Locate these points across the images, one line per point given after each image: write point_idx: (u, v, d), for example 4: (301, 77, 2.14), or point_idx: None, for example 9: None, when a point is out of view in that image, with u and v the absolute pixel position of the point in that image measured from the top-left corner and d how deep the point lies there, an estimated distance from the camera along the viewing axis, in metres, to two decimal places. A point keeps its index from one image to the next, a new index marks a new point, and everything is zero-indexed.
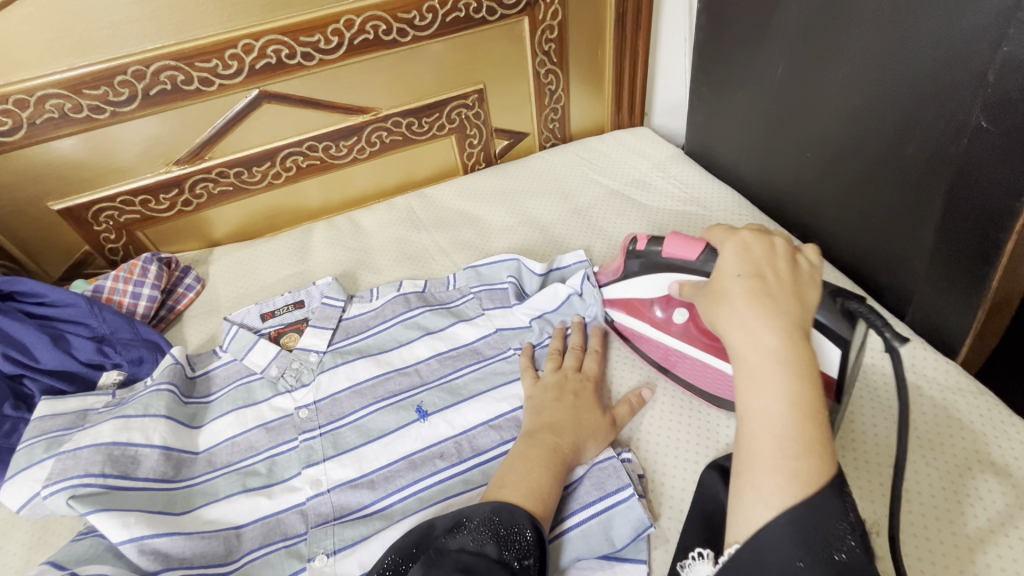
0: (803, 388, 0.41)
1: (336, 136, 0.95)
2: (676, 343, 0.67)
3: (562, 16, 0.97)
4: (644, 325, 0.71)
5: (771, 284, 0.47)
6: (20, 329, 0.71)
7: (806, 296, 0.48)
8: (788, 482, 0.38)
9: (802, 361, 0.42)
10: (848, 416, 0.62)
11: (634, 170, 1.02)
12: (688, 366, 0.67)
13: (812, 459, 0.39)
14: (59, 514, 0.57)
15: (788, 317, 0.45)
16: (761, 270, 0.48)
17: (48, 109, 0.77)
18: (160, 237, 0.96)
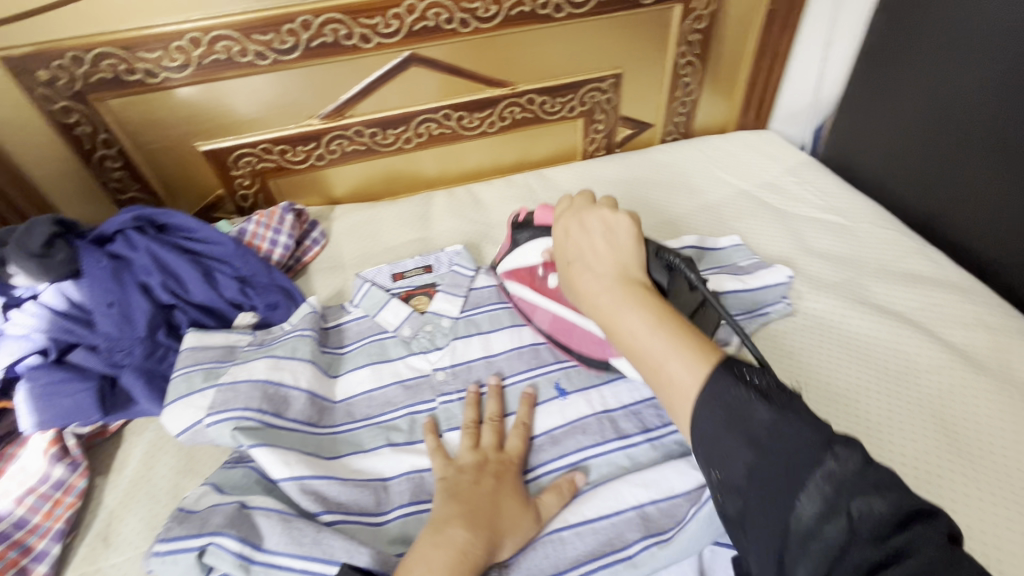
0: (642, 310, 0.44)
1: (472, 107, 0.95)
2: (556, 308, 0.70)
3: (714, 6, 0.96)
4: (531, 295, 0.73)
5: (589, 257, 0.52)
6: (177, 261, 0.72)
7: (630, 244, 0.51)
8: (677, 387, 0.40)
9: (633, 294, 0.46)
10: (937, 371, 0.68)
11: (765, 173, 0.99)
12: (580, 337, 0.68)
13: (674, 360, 0.41)
14: (221, 443, 0.59)
15: (607, 273, 0.49)
16: (587, 247, 0.53)
17: (217, 50, 0.78)
18: (288, 188, 0.97)
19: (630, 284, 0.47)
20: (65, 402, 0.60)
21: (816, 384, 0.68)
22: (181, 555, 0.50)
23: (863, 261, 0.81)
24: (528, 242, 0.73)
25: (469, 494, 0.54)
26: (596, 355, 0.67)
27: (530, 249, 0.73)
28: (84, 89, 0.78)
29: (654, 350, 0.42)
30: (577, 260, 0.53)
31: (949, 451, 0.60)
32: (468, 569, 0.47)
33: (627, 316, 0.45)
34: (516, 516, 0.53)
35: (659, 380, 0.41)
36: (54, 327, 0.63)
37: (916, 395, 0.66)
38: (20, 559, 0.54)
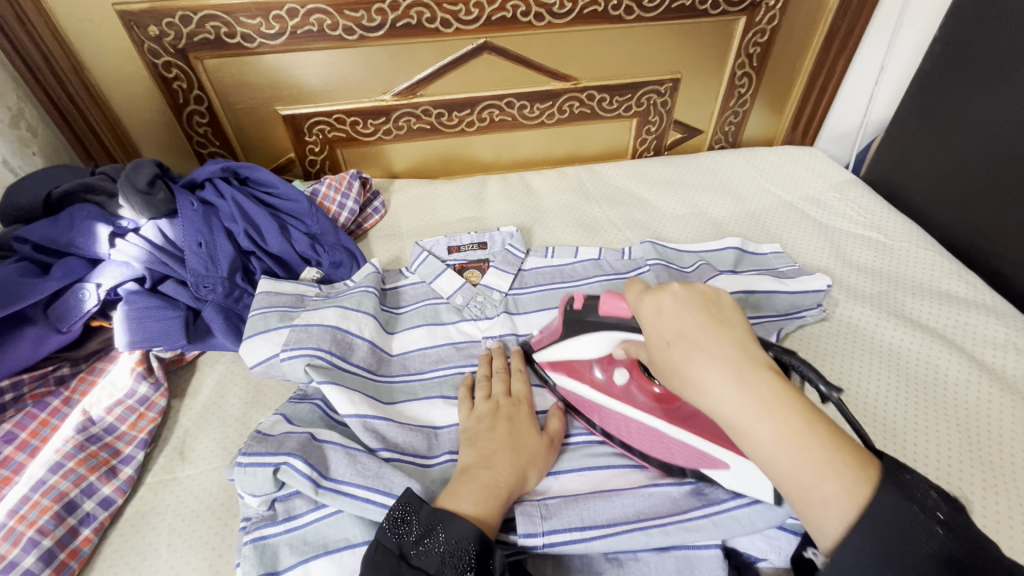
0: (783, 420, 0.36)
1: (535, 97, 1.00)
2: (624, 408, 0.62)
3: (779, 22, 1.00)
4: (586, 387, 0.65)
5: (697, 335, 0.39)
6: (259, 212, 0.79)
7: (735, 318, 0.41)
8: (831, 510, 0.35)
9: (765, 390, 0.37)
10: (934, 357, 0.74)
11: (809, 187, 1.03)
12: (657, 445, 0.59)
13: (832, 482, 0.35)
14: (293, 377, 0.64)
15: (726, 357, 0.38)
16: (689, 323, 0.40)
17: (311, 22, 0.84)
18: (353, 159, 1.04)
19: (756, 370, 0.37)
20: (156, 326, 0.66)
21: (822, 358, 0.75)
22: (260, 469, 0.54)
23: (900, 278, 0.85)
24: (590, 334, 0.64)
25: (489, 438, 0.58)
26: (671, 460, 0.59)
27: (582, 343, 0.65)
28: (186, 47, 0.85)
29: (796, 472, 0.36)
30: (680, 340, 0.40)
31: (937, 424, 0.67)
32: (504, 497, 0.52)
33: (759, 427, 0.36)
34: (537, 449, 0.59)
35: (807, 502, 0.36)
36: (151, 259, 0.69)
37: (915, 375, 0.72)
38: (110, 460, 0.60)
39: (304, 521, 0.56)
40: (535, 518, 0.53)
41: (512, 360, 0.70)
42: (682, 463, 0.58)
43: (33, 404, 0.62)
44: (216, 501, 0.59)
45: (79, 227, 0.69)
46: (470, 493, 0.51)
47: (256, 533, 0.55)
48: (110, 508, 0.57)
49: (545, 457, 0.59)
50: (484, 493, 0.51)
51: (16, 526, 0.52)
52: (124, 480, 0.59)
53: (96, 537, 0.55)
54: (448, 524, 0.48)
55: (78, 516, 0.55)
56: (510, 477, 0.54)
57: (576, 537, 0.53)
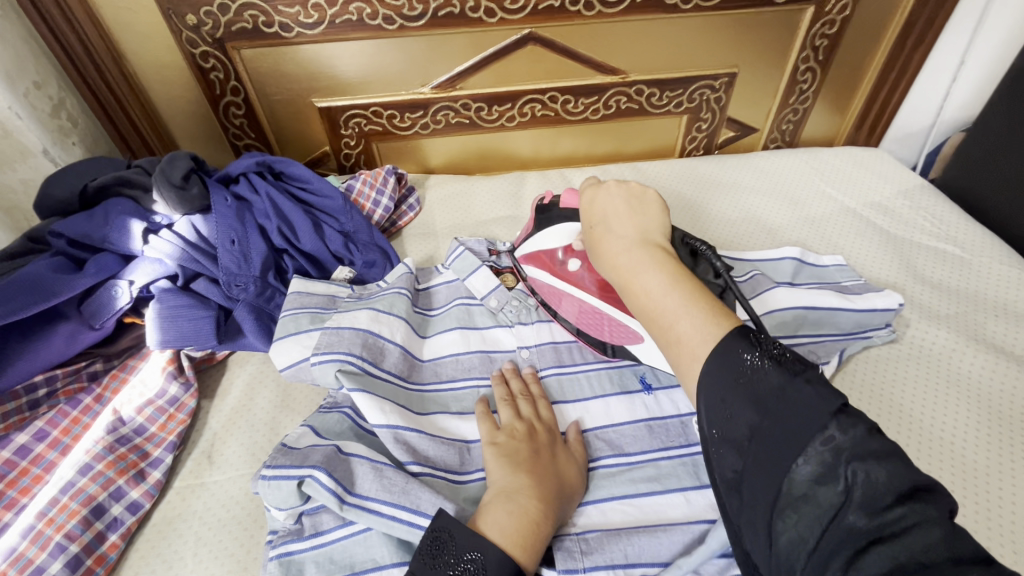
0: (662, 271, 0.46)
1: (580, 92, 0.95)
2: (571, 289, 0.70)
3: (850, 11, 0.92)
4: (544, 271, 0.73)
5: (613, 221, 0.53)
6: (293, 209, 0.76)
7: (655, 215, 0.54)
8: (686, 344, 0.42)
9: (658, 257, 0.48)
10: (1022, 392, 0.66)
11: (875, 193, 0.95)
12: (591, 321, 0.68)
13: (688, 318, 0.43)
14: (322, 381, 0.62)
15: (630, 235, 0.51)
16: (612, 209, 0.54)
17: (350, 11, 0.81)
18: (389, 152, 1.01)
19: (648, 247, 0.49)
20: (188, 325, 0.65)
21: (894, 390, 0.67)
22: (284, 482, 0.52)
23: (980, 298, 0.77)
24: (554, 225, 0.72)
25: (532, 464, 0.54)
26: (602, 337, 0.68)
27: (547, 234, 0.72)
28: (224, 37, 0.83)
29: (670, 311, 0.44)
30: (599, 223, 0.54)
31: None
32: (544, 536, 0.48)
33: (649, 278, 0.46)
34: (575, 482, 0.55)
35: (672, 343, 0.43)
36: (184, 256, 0.68)
37: (1003, 413, 0.65)
38: (139, 462, 0.59)
39: (331, 538, 0.53)
40: (575, 553, 0.50)
41: (531, 381, 0.65)
42: (601, 336, 0.68)
43: (65, 401, 0.62)
44: (243, 510, 0.57)
45: (114, 222, 0.68)
46: (514, 530, 0.47)
47: (283, 548, 0.53)
48: (137, 513, 0.56)
49: (582, 482, 0.56)
50: (514, 524, 0.48)
51: (44, 529, 0.51)
52: (152, 484, 0.58)
53: (123, 542, 0.54)
54: (488, 554, 0.45)
55: (106, 520, 0.54)
56: (555, 509, 0.51)
57: (617, 574, 0.50)
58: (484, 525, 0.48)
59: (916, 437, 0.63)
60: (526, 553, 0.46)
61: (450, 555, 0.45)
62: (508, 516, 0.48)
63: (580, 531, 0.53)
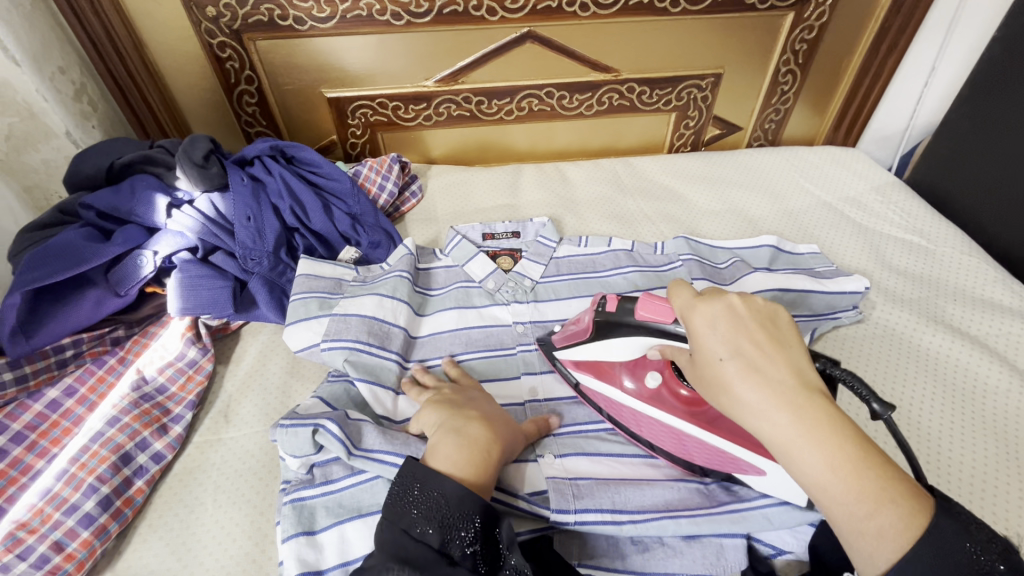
0: (835, 445, 0.37)
1: (575, 88, 1.01)
2: (656, 414, 0.60)
3: (827, 18, 0.98)
4: (612, 388, 0.64)
5: (755, 355, 0.40)
6: (304, 190, 0.81)
7: (794, 347, 0.42)
8: (885, 539, 0.36)
9: (820, 417, 0.38)
10: (975, 367, 0.73)
11: (849, 188, 1.01)
12: (695, 451, 0.58)
13: (888, 511, 0.36)
14: (331, 365, 0.67)
15: (784, 383, 0.39)
16: (723, 339, 0.42)
17: (360, 7, 0.86)
18: (393, 143, 1.06)
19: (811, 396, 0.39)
20: (207, 294, 0.70)
21: (858, 365, 0.73)
22: (300, 429, 0.57)
23: (941, 284, 0.83)
24: (624, 335, 0.63)
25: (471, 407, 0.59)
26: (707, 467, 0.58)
27: (616, 344, 0.64)
28: (240, 28, 0.88)
29: (838, 491, 0.37)
30: (729, 361, 0.41)
31: (976, 436, 0.66)
32: (492, 462, 0.53)
33: (811, 455, 0.38)
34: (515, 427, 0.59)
35: (859, 534, 0.36)
36: (203, 230, 0.72)
37: (956, 386, 0.71)
38: (162, 417, 0.63)
39: (340, 486, 0.58)
40: (567, 495, 0.55)
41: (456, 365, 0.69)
42: (702, 461, 0.58)
43: (92, 361, 0.66)
44: (258, 463, 0.62)
45: (140, 196, 0.72)
46: (465, 462, 0.52)
47: (296, 495, 0.58)
48: (161, 463, 0.60)
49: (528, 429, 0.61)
50: (465, 455, 0.52)
51: (77, 472, 0.56)
52: (174, 438, 0.63)
53: (148, 488, 0.59)
54: (447, 492, 0.49)
55: (133, 467, 0.59)
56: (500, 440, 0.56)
57: (606, 519, 0.53)
58: (435, 461, 0.52)
59: None
60: (482, 483, 0.51)
61: (413, 495, 0.49)
62: (458, 450, 0.53)
63: (574, 478, 0.58)
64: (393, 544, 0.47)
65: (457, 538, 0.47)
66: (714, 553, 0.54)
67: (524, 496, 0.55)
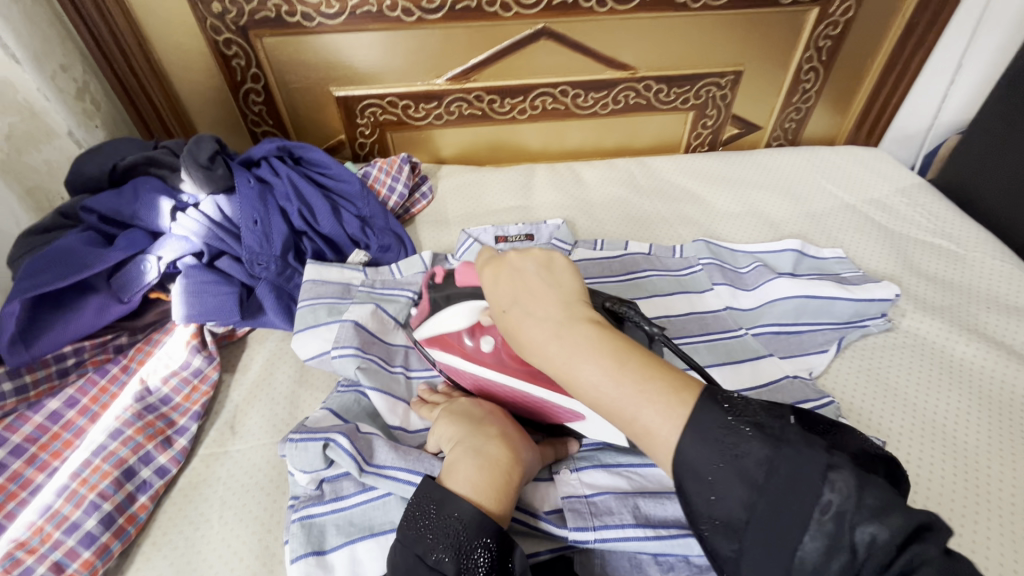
0: (605, 360, 0.37)
1: (590, 87, 0.98)
2: (476, 370, 0.58)
3: (852, 13, 0.95)
4: (456, 358, 0.59)
5: (527, 301, 0.42)
6: (312, 192, 0.79)
7: (568, 280, 0.43)
8: (658, 437, 0.35)
9: (598, 339, 0.38)
10: (1011, 380, 0.69)
11: (873, 190, 0.98)
12: (537, 409, 0.57)
13: (652, 408, 0.35)
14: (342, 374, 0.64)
15: (551, 318, 0.40)
16: (525, 287, 0.42)
17: (370, 3, 0.84)
18: (402, 143, 1.03)
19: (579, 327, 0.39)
20: (212, 300, 0.67)
21: (888, 377, 0.70)
22: (310, 444, 0.55)
23: (972, 291, 0.80)
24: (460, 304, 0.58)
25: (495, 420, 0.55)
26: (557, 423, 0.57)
27: (449, 313, 0.59)
28: (247, 25, 0.85)
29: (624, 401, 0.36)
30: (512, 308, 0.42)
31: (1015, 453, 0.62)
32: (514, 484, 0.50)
33: (587, 369, 0.37)
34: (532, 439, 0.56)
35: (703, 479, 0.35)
36: (209, 234, 0.70)
37: (990, 399, 0.68)
38: (166, 429, 0.61)
39: (351, 503, 0.56)
40: (585, 513, 0.53)
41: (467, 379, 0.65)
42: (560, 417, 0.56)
43: (94, 370, 0.64)
44: (265, 477, 0.60)
45: (144, 198, 0.70)
46: (485, 485, 0.49)
47: (305, 512, 0.55)
48: (165, 477, 0.58)
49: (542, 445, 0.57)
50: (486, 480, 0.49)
51: (77, 488, 0.54)
52: (178, 451, 0.60)
53: (152, 504, 0.56)
54: (461, 514, 0.46)
55: (136, 482, 0.56)
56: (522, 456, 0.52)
57: (628, 535, 0.51)
58: (453, 482, 0.49)
59: (908, 421, 0.65)
60: (500, 509, 0.48)
61: (428, 517, 0.47)
62: (477, 471, 0.49)
63: (589, 493, 0.55)
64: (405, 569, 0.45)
65: (472, 562, 0.44)
66: None
67: (543, 516, 0.53)
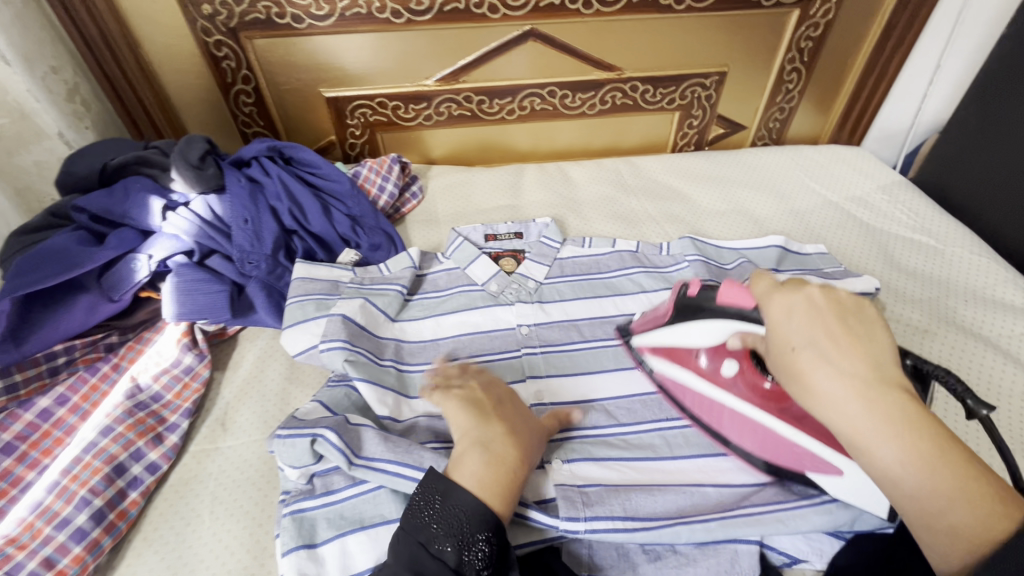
0: (909, 440, 0.35)
1: (578, 87, 0.99)
2: (724, 399, 0.61)
3: (833, 15, 0.97)
4: (689, 376, 0.64)
5: (828, 346, 0.39)
6: (303, 191, 0.79)
7: (882, 341, 0.40)
8: (962, 540, 0.33)
9: (896, 411, 0.36)
10: (985, 369, 0.71)
11: (855, 187, 1.00)
12: (737, 426, 0.59)
13: (961, 509, 0.33)
14: (330, 368, 0.64)
15: (854, 372, 0.38)
16: (807, 329, 0.41)
17: (359, 4, 0.85)
18: (392, 143, 1.04)
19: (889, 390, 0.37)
20: (202, 299, 0.68)
21: None
22: (297, 440, 0.55)
23: (950, 284, 0.82)
24: (710, 322, 0.62)
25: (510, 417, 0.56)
26: (761, 454, 0.58)
27: (692, 328, 0.64)
28: (237, 27, 0.86)
29: (920, 492, 0.35)
30: (803, 348, 0.40)
31: (989, 438, 0.64)
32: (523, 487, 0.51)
33: (886, 445, 0.36)
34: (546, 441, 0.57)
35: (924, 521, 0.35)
36: (199, 233, 0.71)
37: (967, 388, 0.69)
38: (157, 426, 0.62)
39: (342, 497, 0.56)
40: (577, 503, 0.53)
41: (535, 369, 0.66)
42: (782, 462, 0.57)
43: (84, 369, 0.65)
44: (256, 472, 0.60)
45: (133, 198, 0.70)
46: (490, 480, 0.50)
47: (296, 506, 0.56)
48: (156, 473, 0.58)
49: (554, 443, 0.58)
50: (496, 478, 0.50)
51: (69, 484, 0.54)
52: (169, 447, 0.61)
53: (143, 500, 0.57)
54: (467, 508, 0.48)
55: (127, 478, 0.57)
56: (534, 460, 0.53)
57: (618, 526, 0.52)
58: (461, 475, 0.50)
59: None
60: (501, 505, 0.49)
61: (433, 509, 0.48)
62: (484, 467, 0.51)
63: (581, 484, 0.56)
64: (407, 557, 0.46)
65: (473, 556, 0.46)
66: (728, 560, 0.52)
67: (532, 505, 0.53)
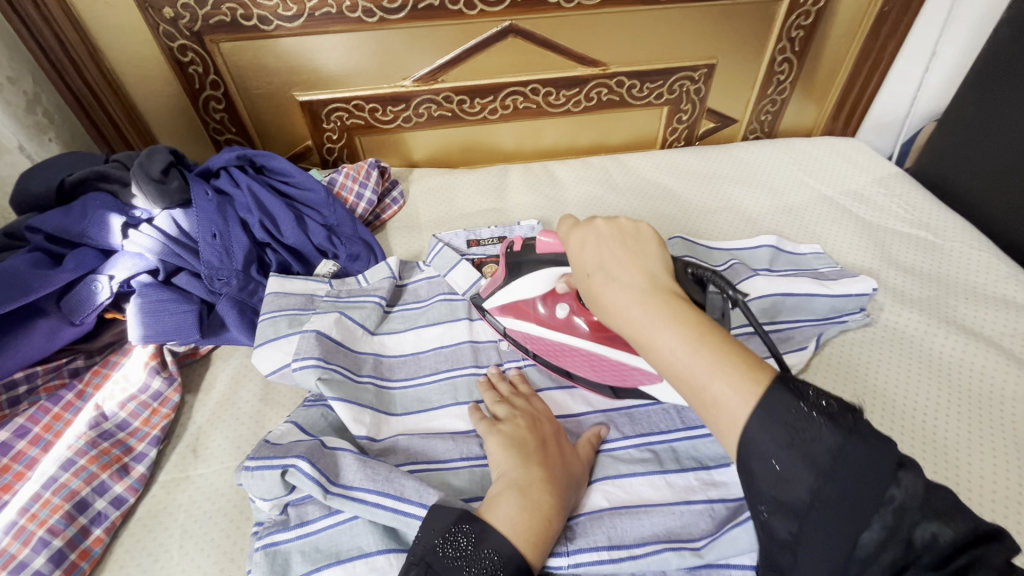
0: (679, 326, 0.38)
1: (562, 84, 0.96)
2: (566, 340, 0.65)
3: (823, 3, 0.93)
4: (530, 323, 0.68)
5: (612, 267, 0.43)
6: (274, 202, 0.76)
7: (653, 251, 0.44)
8: (724, 411, 0.35)
9: (679, 311, 0.39)
10: (990, 371, 0.68)
11: (851, 181, 0.97)
12: (590, 367, 0.64)
13: (720, 379, 0.35)
14: (303, 387, 0.61)
15: (635, 284, 0.41)
16: (608, 254, 0.44)
17: (329, 3, 0.81)
18: (372, 146, 1.01)
19: (670, 301, 0.40)
20: (170, 319, 0.65)
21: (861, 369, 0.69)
22: (268, 471, 0.52)
23: (952, 282, 0.79)
24: (532, 273, 0.65)
25: (539, 453, 0.53)
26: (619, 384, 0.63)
27: (522, 281, 0.66)
28: (202, 30, 0.82)
29: (694, 372, 0.36)
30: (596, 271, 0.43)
31: (996, 444, 0.61)
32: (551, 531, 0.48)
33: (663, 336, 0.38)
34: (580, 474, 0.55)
35: (706, 405, 0.36)
36: (164, 250, 0.68)
37: (972, 391, 0.66)
38: (123, 457, 0.59)
39: (317, 527, 0.53)
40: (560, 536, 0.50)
41: (518, 380, 0.64)
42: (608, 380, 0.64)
43: (46, 398, 0.61)
44: (228, 503, 0.58)
45: (92, 216, 0.68)
46: (526, 526, 0.46)
47: (268, 539, 0.53)
48: (121, 507, 0.56)
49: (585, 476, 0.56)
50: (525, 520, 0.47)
51: (26, 524, 0.51)
52: (136, 478, 0.58)
53: (108, 537, 0.54)
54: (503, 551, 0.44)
55: (89, 515, 0.54)
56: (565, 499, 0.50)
57: (603, 558, 0.49)
58: (496, 518, 0.47)
59: (889, 413, 0.65)
60: (537, 549, 0.46)
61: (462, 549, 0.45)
62: (520, 512, 0.47)
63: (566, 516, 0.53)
64: None
65: None
66: None
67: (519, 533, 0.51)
